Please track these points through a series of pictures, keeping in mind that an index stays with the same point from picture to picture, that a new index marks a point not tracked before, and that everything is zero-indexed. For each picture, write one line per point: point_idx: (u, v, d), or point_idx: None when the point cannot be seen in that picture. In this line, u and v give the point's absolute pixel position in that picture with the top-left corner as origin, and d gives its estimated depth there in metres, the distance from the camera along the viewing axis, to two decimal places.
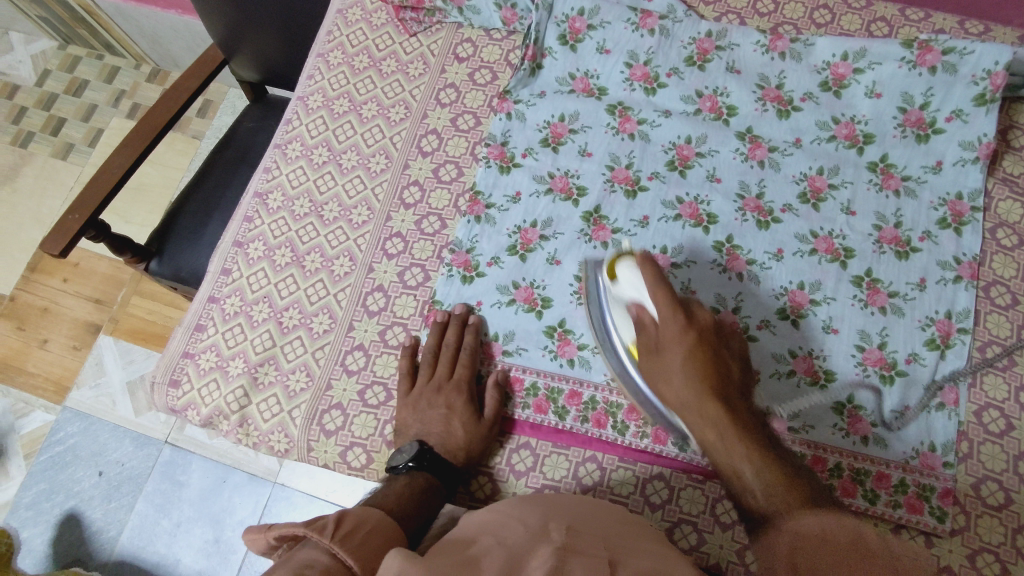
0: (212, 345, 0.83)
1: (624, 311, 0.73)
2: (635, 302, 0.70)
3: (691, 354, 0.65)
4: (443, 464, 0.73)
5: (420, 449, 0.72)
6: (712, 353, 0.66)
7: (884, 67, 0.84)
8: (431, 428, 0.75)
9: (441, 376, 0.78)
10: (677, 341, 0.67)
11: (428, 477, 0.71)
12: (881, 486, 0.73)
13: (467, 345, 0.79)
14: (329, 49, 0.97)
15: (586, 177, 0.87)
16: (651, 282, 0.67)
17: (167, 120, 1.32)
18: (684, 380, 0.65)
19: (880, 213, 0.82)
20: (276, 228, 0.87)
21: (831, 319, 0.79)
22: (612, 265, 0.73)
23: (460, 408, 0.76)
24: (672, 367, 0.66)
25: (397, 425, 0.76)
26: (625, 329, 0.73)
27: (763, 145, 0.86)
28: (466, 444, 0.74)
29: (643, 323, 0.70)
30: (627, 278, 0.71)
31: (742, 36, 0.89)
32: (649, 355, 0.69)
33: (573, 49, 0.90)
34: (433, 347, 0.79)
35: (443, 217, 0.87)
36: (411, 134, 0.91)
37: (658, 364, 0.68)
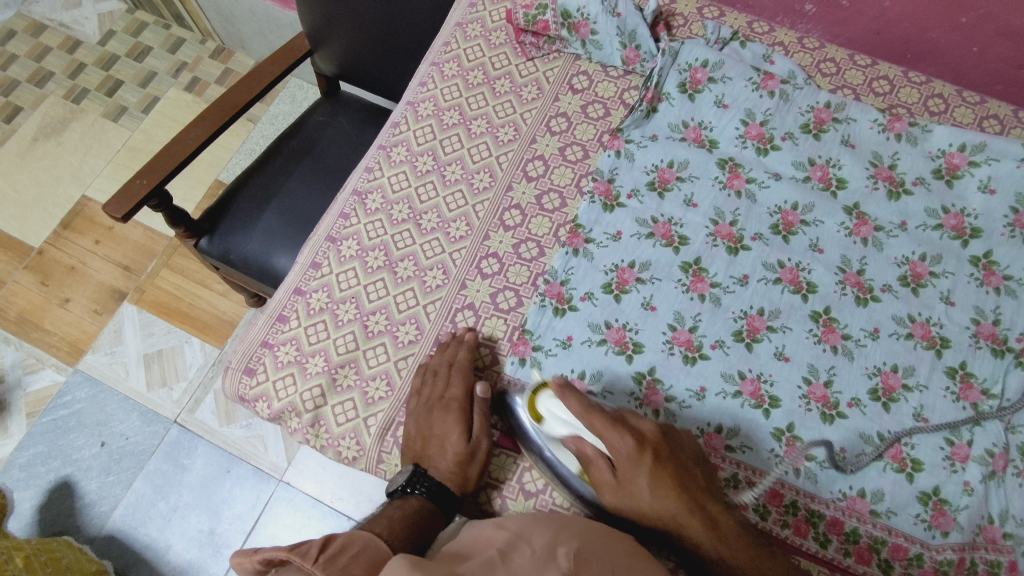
0: (293, 339, 0.80)
1: (562, 445, 0.70)
2: (570, 437, 0.69)
3: (652, 468, 0.64)
4: (439, 488, 0.70)
5: (414, 473, 0.70)
6: (669, 465, 0.65)
7: (1001, 164, 0.85)
8: (428, 449, 0.73)
9: (435, 395, 0.75)
10: (634, 468, 0.65)
11: (421, 502, 0.68)
12: (958, 570, 0.71)
13: (461, 364, 0.76)
14: (444, 60, 0.97)
15: (689, 227, 0.86)
16: (584, 412, 0.65)
17: (248, 101, 1.31)
18: (638, 446, 0.65)
19: (978, 307, 0.82)
20: (371, 230, 0.86)
21: (922, 407, 0.78)
22: (534, 407, 0.72)
23: (451, 428, 0.72)
24: (638, 489, 0.64)
25: (401, 441, 0.75)
26: (564, 457, 0.70)
27: (869, 223, 0.85)
28: (461, 467, 0.71)
29: (586, 454, 0.67)
30: (554, 416, 0.70)
31: (861, 112, 0.90)
32: (609, 489, 0.65)
33: (691, 99, 0.91)
34: (432, 362, 0.77)
35: (542, 244, 0.86)
36: (517, 157, 0.90)
37: (623, 498, 0.65)
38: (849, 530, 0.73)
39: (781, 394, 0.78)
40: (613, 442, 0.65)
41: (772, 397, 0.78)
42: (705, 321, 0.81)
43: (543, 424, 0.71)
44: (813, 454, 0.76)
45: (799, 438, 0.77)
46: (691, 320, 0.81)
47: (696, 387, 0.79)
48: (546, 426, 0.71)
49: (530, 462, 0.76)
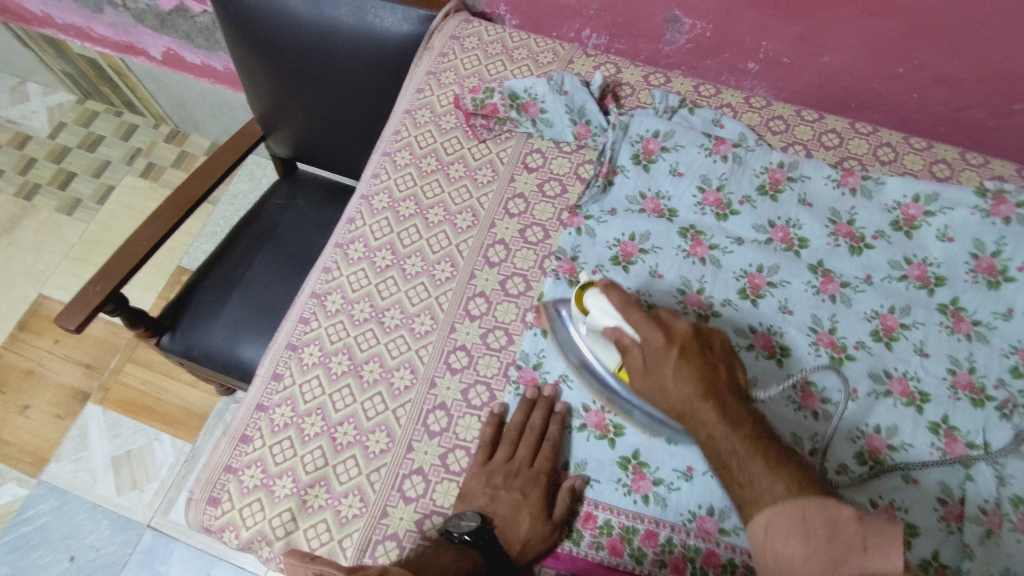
0: (258, 460, 0.76)
1: (604, 341, 0.74)
2: (612, 328, 0.70)
3: (676, 358, 0.65)
4: (499, 553, 0.68)
5: (481, 524, 0.69)
6: (698, 359, 0.66)
7: (955, 212, 0.86)
8: (498, 509, 0.72)
9: (522, 461, 0.74)
10: (661, 356, 0.66)
11: (477, 560, 0.66)
12: None
13: (553, 435, 0.76)
14: (396, 149, 0.96)
15: (658, 297, 0.84)
16: (624, 308, 0.68)
17: (202, 194, 1.28)
18: (664, 343, 0.67)
19: (953, 356, 0.81)
20: (333, 333, 0.83)
21: (911, 467, 0.76)
22: (581, 301, 0.73)
23: (533, 498, 0.71)
24: (665, 371, 0.66)
25: (464, 490, 0.74)
26: (604, 352, 0.74)
27: (835, 280, 0.85)
28: (526, 540, 0.69)
29: (622, 347, 0.69)
30: (599, 310, 0.70)
31: (814, 169, 0.90)
32: (638, 375, 0.68)
33: (646, 170, 0.90)
34: (519, 425, 0.77)
35: (509, 331, 0.83)
36: (478, 243, 0.89)
37: (648, 381, 0.67)
38: None
39: None
40: (643, 334, 0.68)
41: None
42: None
43: (587, 320, 0.73)
44: None
45: None
46: None
47: (683, 467, 0.74)
48: (590, 324, 0.73)
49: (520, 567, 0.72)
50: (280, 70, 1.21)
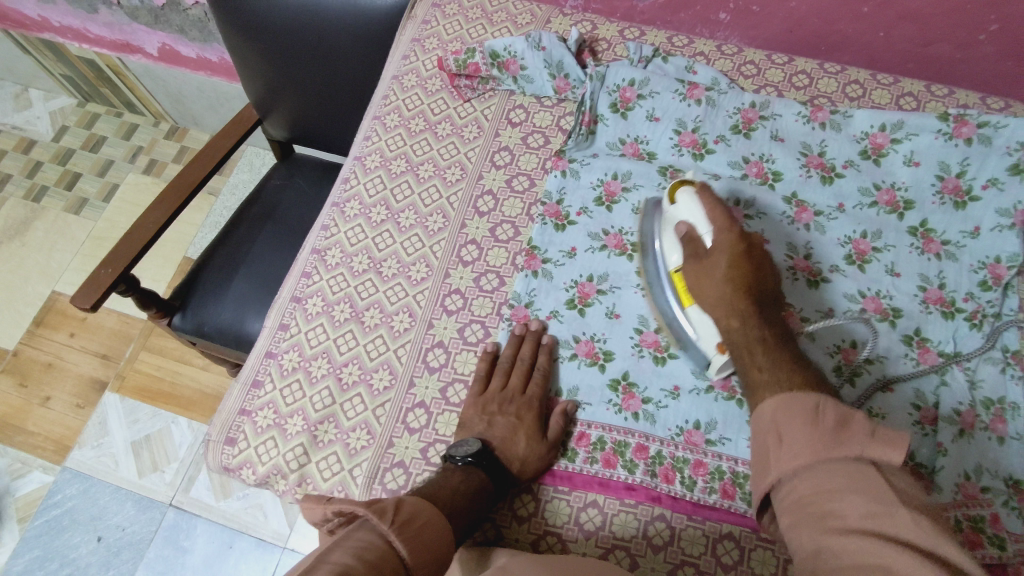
0: (270, 402, 0.82)
1: (676, 237, 0.80)
2: (687, 223, 0.78)
3: (727, 262, 0.72)
4: (499, 469, 0.73)
5: (482, 447, 0.72)
6: (755, 262, 0.73)
7: (921, 138, 0.89)
8: (495, 433, 0.75)
9: (515, 388, 0.79)
10: (728, 253, 0.73)
11: (482, 478, 0.70)
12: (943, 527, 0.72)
13: (542, 365, 0.80)
14: (385, 112, 1.00)
15: (639, 235, 0.89)
16: (711, 203, 0.76)
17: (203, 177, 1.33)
18: (727, 224, 0.74)
19: (923, 274, 0.85)
20: (334, 284, 0.88)
21: (885, 377, 0.81)
22: (675, 191, 0.81)
23: (528, 421, 0.76)
24: (716, 302, 0.73)
25: (463, 420, 0.77)
26: (671, 241, 0.81)
27: (808, 209, 0.89)
28: (525, 458, 0.74)
29: (689, 237, 0.77)
30: (686, 203, 0.79)
31: (784, 107, 0.94)
32: (697, 262, 0.76)
33: (624, 117, 0.95)
34: (510, 358, 0.81)
35: (501, 274, 0.88)
36: (467, 195, 0.93)
37: (700, 269, 0.75)
38: None
39: None
40: (717, 235, 0.74)
41: None
42: None
43: (675, 209, 0.81)
44: None
45: None
46: (655, 323, 0.84)
47: (670, 386, 0.80)
48: (674, 213, 0.81)
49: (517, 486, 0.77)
50: (271, 52, 1.26)
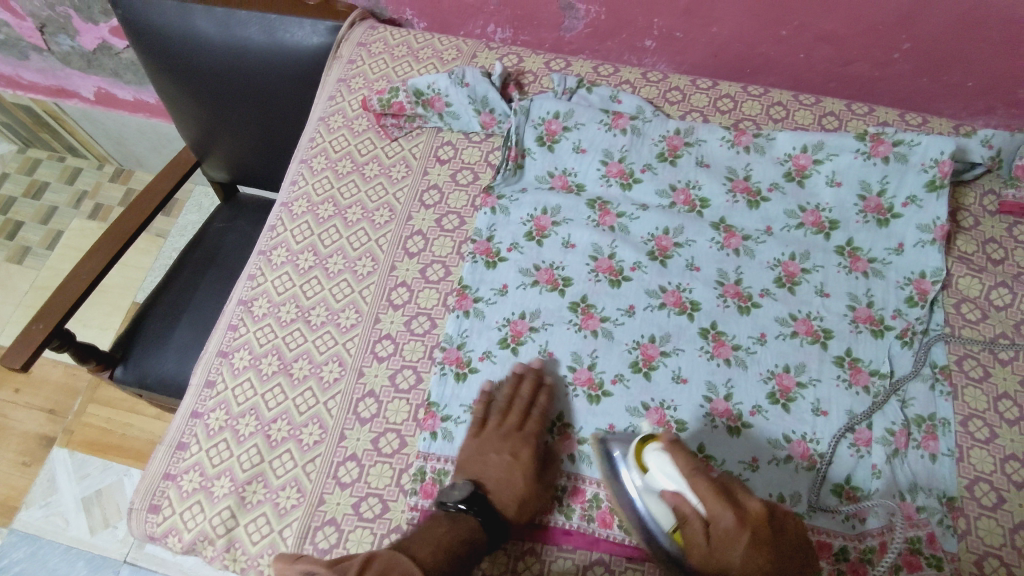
0: (195, 464, 0.79)
1: (660, 502, 0.68)
2: (672, 491, 0.66)
3: (748, 545, 0.62)
4: (496, 513, 0.71)
5: (474, 492, 0.71)
6: (769, 541, 0.62)
7: (841, 158, 0.90)
8: (490, 473, 0.75)
9: (511, 427, 0.78)
10: (735, 538, 0.62)
11: (478, 523, 0.69)
12: (882, 553, 0.72)
13: (542, 402, 0.79)
14: (311, 155, 0.99)
15: (570, 268, 0.89)
16: (692, 475, 0.65)
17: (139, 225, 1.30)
18: (730, 514, 0.62)
19: (852, 293, 0.86)
20: (261, 336, 0.86)
21: (819, 400, 0.81)
22: (641, 454, 0.70)
23: (523, 458, 0.75)
24: (728, 558, 0.62)
25: (456, 463, 0.76)
26: (658, 509, 0.68)
27: (737, 234, 0.90)
28: (522, 500, 0.73)
29: (682, 516, 0.65)
30: (660, 468, 0.67)
31: (708, 132, 0.94)
32: (699, 551, 0.63)
33: (551, 150, 0.94)
34: (507, 397, 0.80)
35: (432, 316, 0.87)
36: (396, 236, 0.92)
37: (709, 562, 0.63)
38: None
39: (686, 417, 0.80)
40: (715, 516, 0.63)
41: (679, 421, 0.80)
42: (602, 356, 0.84)
43: (646, 478, 0.69)
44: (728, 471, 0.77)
45: (712, 458, 0.78)
46: (588, 358, 0.84)
47: (606, 425, 0.80)
48: (651, 478, 0.68)
49: None
50: (201, 95, 1.24)
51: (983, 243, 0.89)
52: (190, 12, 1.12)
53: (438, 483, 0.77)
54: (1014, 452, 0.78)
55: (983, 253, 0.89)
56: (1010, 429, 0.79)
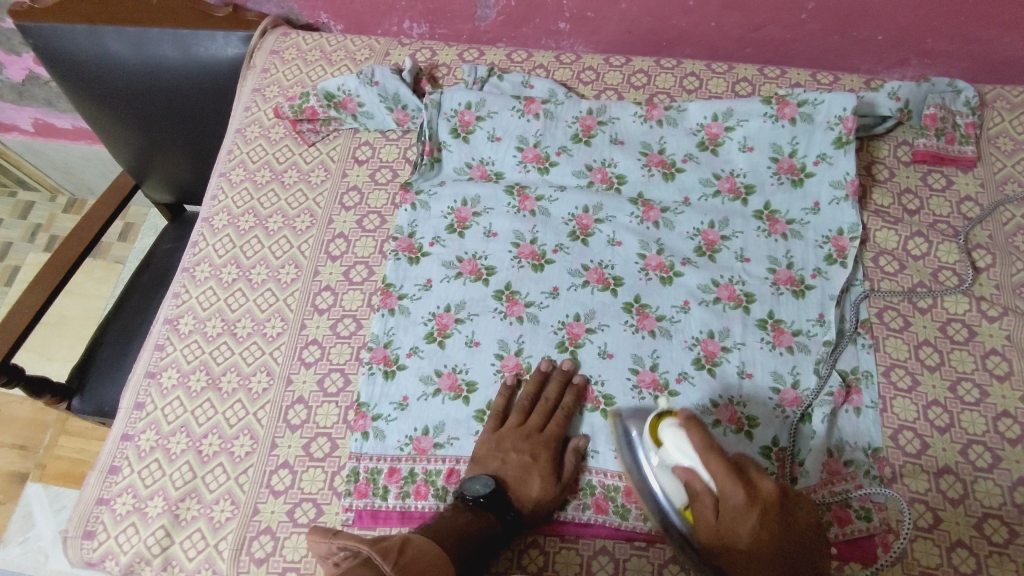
0: (128, 487, 0.79)
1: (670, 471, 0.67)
2: (686, 468, 0.63)
3: (755, 527, 0.59)
4: (511, 512, 0.71)
5: (493, 489, 0.71)
6: (763, 499, 0.60)
7: (751, 123, 0.90)
8: (509, 471, 0.74)
9: (532, 426, 0.77)
10: (741, 516, 0.60)
11: (491, 522, 0.69)
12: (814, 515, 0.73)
13: (566, 404, 0.79)
14: (230, 168, 0.99)
15: (493, 257, 0.89)
16: (703, 452, 0.60)
17: (81, 252, 1.26)
18: (736, 486, 0.59)
19: (772, 256, 0.86)
20: (188, 353, 0.86)
21: (744, 363, 0.81)
22: (657, 431, 0.68)
23: (542, 461, 0.74)
24: (738, 540, 0.60)
25: (476, 456, 0.76)
26: (668, 481, 0.67)
27: (655, 207, 0.90)
28: (537, 501, 0.72)
29: (692, 491, 0.63)
30: (675, 446, 0.65)
31: (621, 109, 0.94)
32: (707, 523, 0.62)
33: (466, 141, 0.94)
34: (531, 396, 0.80)
35: (358, 317, 0.87)
36: (318, 241, 0.92)
37: (704, 488, 0.62)
38: None
39: (614, 390, 0.81)
40: (723, 490, 0.60)
41: (606, 396, 0.81)
42: (528, 341, 0.84)
43: (661, 452, 0.67)
44: None
45: None
46: (515, 344, 0.84)
47: None
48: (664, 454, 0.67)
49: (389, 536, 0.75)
50: (127, 118, 1.23)
51: (898, 194, 0.90)
52: (102, 35, 1.11)
53: (371, 482, 0.77)
54: (937, 397, 0.79)
55: (899, 205, 0.90)
56: (933, 376, 0.80)
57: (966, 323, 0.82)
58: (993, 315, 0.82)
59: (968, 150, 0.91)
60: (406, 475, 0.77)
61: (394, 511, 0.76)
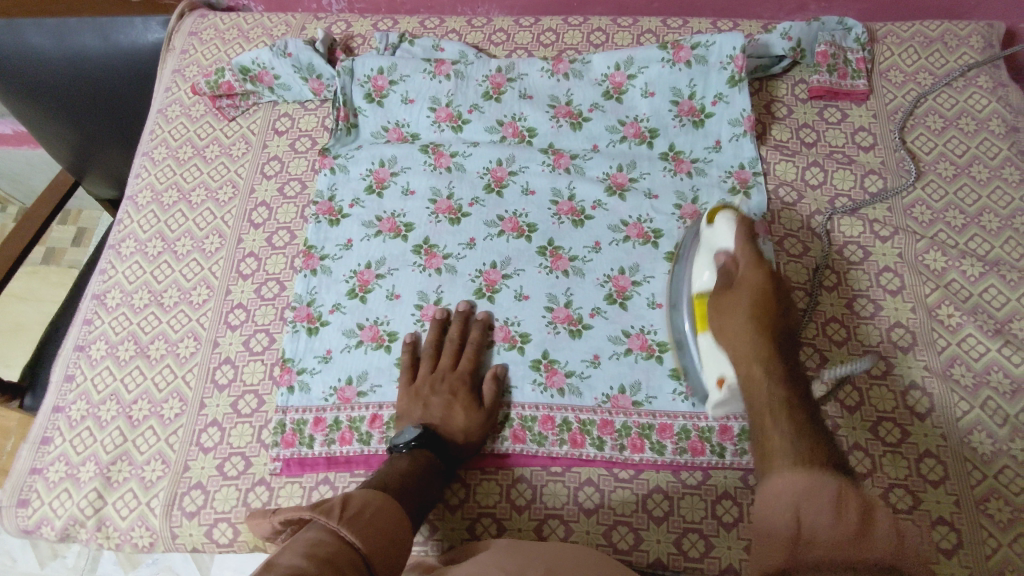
0: (61, 455, 0.81)
1: (710, 257, 0.74)
2: (722, 252, 0.72)
3: (750, 304, 0.67)
4: (443, 447, 0.75)
5: (421, 431, 0.74)
6: (773, 310, 0.67)
7: (651, 69, 0.94)
8: (432, 413, 0.77)
9: (444, 368, 0.80)
10: (751, 281, 0.69)
11: (428, 457, 0.72)
12: (725, 438, 0.76)
13: (473, 339, 0.82)
14: (152, 147, 1.01)
15: (411, 214, 0.91)
16: (743, 247, 0.70)
17: (31, 240, 1.19)
18: (758, 265, 0.69)
19: (678, 193, 0.90)
20: (116, 325, 0.88)
21: (653, 294, 0.84)
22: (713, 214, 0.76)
23: (461, 396, 0.77)
24: (736, 317, 0.67)
25: (398, 412, 0.78)
26: (701, 266, 0.75)
27: (565, 155, 0.93)
28: (466, 430, 0.75)
29: (724, 267, 0.71)
30: (726, 228, 0.73)
31: (528, 65, 0.97)
32: (721, 293, 0.70)
33: (380, 105, 0.97)
34: (436, 341, 0.82)
35: (281, 279, 0.89)
36: (241, 210, 0.94)
37: (723, 300, 0.69)
38: (620, 425, 0.78)
39: (529, 329, 0.84)
40: (748, 272, 0.69)
41: (523, 334, 0.83)
42: (447, 290, 0.87)
43: (710, 231, 0.75)
44: (572, 371, 0.81)
45: (556, 361, 0.82)
46: (434, 294, 0.86)
47: None
48: (710, 235, 0.75)
49: (316, 481, 0.78)
50: (58, 112, 1.23)
51: (796, 129, 0.94)
52: (20, 26, 1.11)
53: (298, 432, 0.79)
54: (835, 315, 0.82)
55: (797, 139, 0.93)
56: (831, 295, 0.84)
57: (861, 244, 0.86)
58: (885, 234, 0.86)
59: (860, 83, 0.95)
60: (331, 423, 0.80)
61: (321, 457, 0.78)
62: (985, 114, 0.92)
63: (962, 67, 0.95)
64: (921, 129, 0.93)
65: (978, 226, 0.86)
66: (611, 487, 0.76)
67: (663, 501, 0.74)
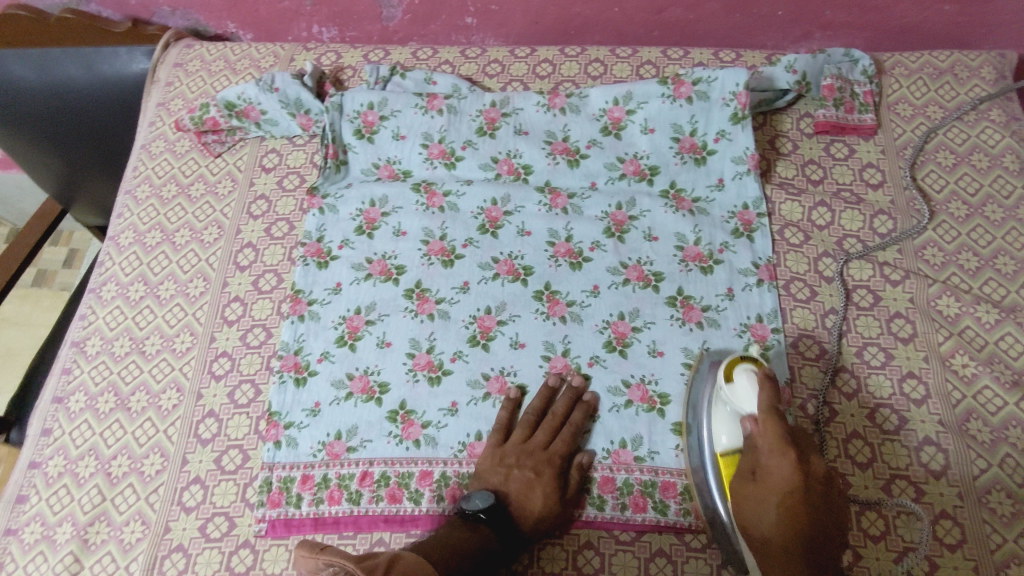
0: (37, 515, 0.77)
1: (733, 422, 0.69)
2: (748, 418, 0.68)
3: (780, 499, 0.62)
4: (511, 526, 0.69)
5: (493, 502, 0.69)
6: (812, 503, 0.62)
7: (650, 105, 0.91)
8: (510, 486, 0.72)
9: (538, 442, 0.75)
10: (779, 482, 0.63)
11: (489, 534, 0.67)
12: None
13: (575, 420, 0.76)
14: (136, 185, 0.98)
15: (402, 256, 0.88)
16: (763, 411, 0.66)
17: (15, 270, 1.15)
18: (783, 452, 0.64)
19: (680, 233, 0.86)
20: (97, 375, 0.85)
21: (655, 342, 0.81)
22: (731, 369, 0.71)
23: (545, 477, 0.72)
24: (763, 513, 0.63)
25: (477, 472, 0.75)
26: (721, 431, 0.70)
27: (562, 193, 0.90)
28: (539, 514, 0.70)
29: (750, 444, 0.67)
30: (744, 390, 0.69)
31: (523, 100, 0.94)
32: (750, 484, 0.66)
33: (371, 141, 0.94)
34: (540, 409, 0.78)
35: (267, 326, 0.86)
36: (226, 251, 0.91)
37: (753, 492, 0.65)
38: (621, 483, 0.74)
39: (526, 380, 0.80)
40: (771, 458, 0.65)
41: (519, 385, 0.80)
42: (439, 337, 0.83)
43: (727, 389, 0.70)
44: None
45: None
46: (426, 342, 0.83)
47: (448, 404, 0.79)
48: (728, 393, 0.70)
49: (301, 542, 0.74)
50: (41, 143, 1.20)
51: (802, 166, 0.91)
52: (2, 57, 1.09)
53: (284, 490, 0.76)
54: (845, 364, 0.79)
55: (803, 176, 0.90)
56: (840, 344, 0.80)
57: (870, 289, 0.83)
58: (896, 278, 0.83)
59: (868, 118, 0.92)
60: (319, 481, 0.76)
61: (307, 518, 0.75)
62: (999, 149, 0.89)
63: (973, 100, 0.92)
64: (932, 165, 0.89)
65: (994, 269, 0.82)
66: (611, 551, 0.72)
67: (666, 565, 0.70)
